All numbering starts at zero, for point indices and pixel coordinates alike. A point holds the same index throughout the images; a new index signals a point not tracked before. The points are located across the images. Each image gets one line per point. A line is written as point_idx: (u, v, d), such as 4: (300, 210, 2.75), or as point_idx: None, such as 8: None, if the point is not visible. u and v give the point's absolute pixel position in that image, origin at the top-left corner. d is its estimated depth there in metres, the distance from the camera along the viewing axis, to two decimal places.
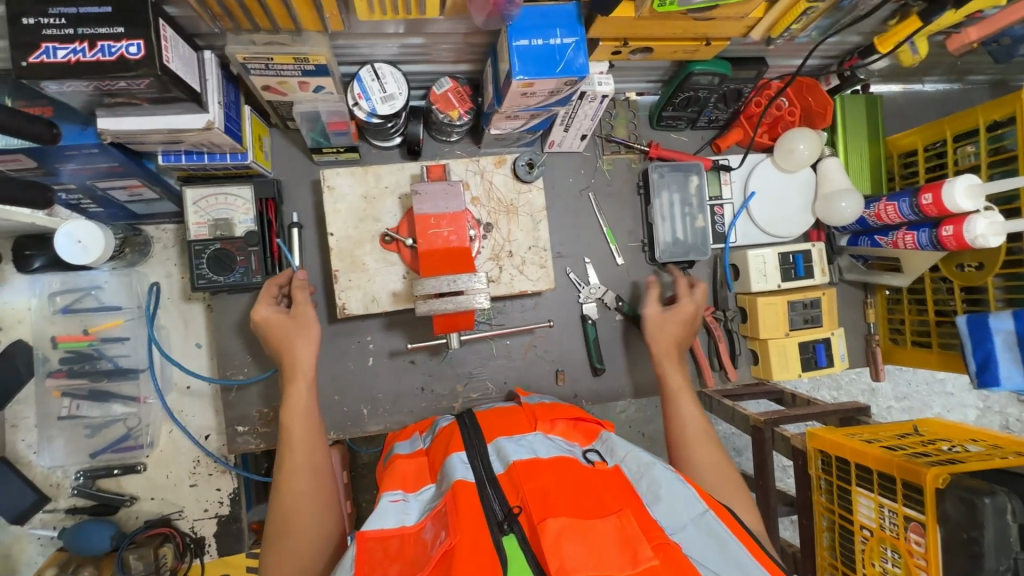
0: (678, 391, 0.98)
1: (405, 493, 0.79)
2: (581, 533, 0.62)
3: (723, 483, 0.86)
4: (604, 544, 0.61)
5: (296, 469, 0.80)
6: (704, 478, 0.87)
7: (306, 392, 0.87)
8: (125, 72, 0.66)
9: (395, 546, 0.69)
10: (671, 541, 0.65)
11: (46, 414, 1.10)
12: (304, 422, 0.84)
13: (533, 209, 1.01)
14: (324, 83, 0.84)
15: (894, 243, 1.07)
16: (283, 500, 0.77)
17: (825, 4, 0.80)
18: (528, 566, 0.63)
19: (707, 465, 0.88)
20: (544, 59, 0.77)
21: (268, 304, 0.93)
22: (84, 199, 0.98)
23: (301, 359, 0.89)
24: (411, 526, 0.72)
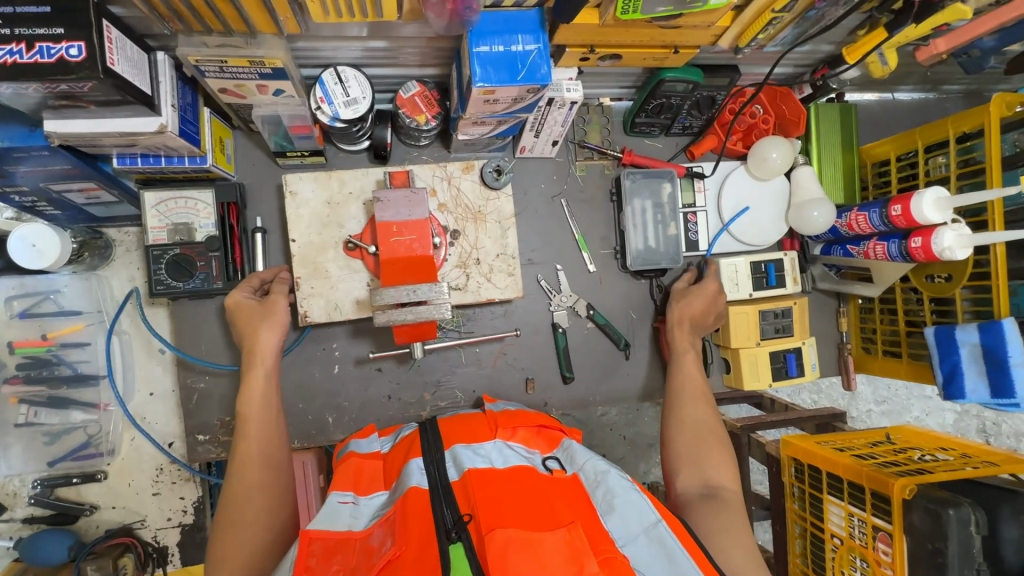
0: (686, 357, 1.01)
1: (354, 496, 0.79)
2: (528, 545, 0.62)
3: (708, 442, 0.87)
4: (550, 556, 0.61)
5: (248, 455, 0.76)
6: (688, 437, 0.88)
7: (264, 379, 0.83)
8: (65, 74, 0.64)
9: (338, 550, 0.67)
10: (619, 554, 0.65)
11: (1, 421, 1.05)
12: (260, 410, 0.80)
13: (502, 216, 1.00)
14: (284, 87, 0.82)
15: (864, 254, 1.07)
16: (232, 489, 0.73)
17: (791, 15, 0.78)
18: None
19: (697, 425, 0.89)
20: (506, 66, 0.75)
21: (242, 291, 0.91)
22: (39, 201, 0.94)
23: (263, 347, 0.85)
24: (358, 531, 0.71)
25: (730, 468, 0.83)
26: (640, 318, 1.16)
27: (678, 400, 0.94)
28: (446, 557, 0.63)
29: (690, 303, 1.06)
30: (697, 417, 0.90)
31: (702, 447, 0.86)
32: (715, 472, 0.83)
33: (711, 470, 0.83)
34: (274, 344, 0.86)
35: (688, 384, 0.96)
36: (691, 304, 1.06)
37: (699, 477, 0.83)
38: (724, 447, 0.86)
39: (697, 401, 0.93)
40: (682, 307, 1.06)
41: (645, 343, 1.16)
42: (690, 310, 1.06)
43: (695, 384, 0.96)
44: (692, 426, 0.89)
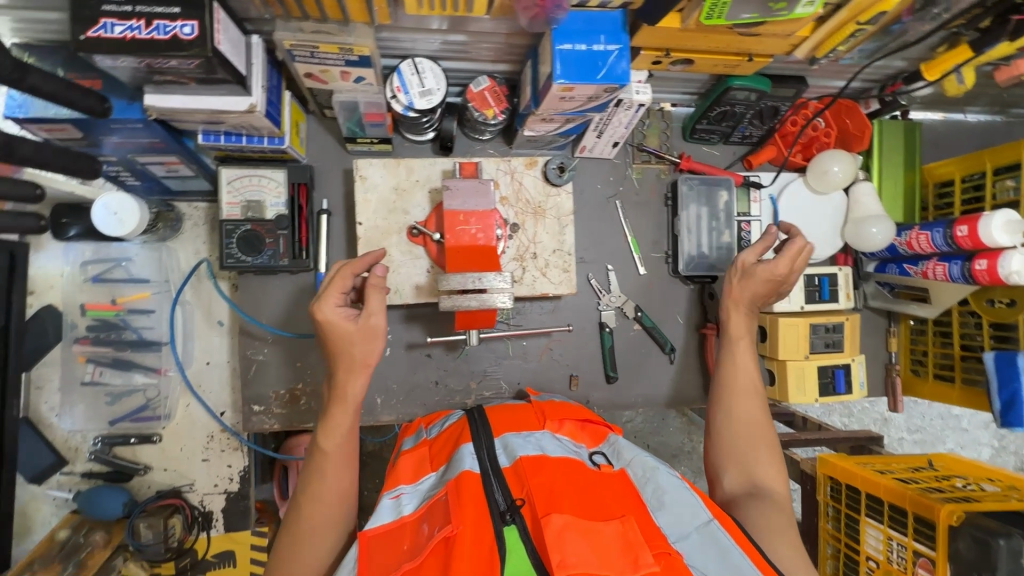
0: (742, 351, 0.93)
1: (404, 487, 0.78)
2: (584, 532, 0.63)
3: (760, 445, 0.85)
4: (606, 546, 0.62)
5: (320, 494, 0.74)
6: (737, 435, 0.86)
7: (348, 419, 0.76)
8: (177, 51, 0.68)
9: (394, 538, 0.69)
10: (673, 551, 0.65)
11: (69, 378, 1.13)
12: (340, 445, 0.76)
13: (561, 212, 1.01)
14: (366, 75, 0.85)
15: (923, 274, 1.05)
16: (301, 524, 0.73)
17: (875, 27, 0.77)
18: (528, 559, 0.64)
19: (747, 424, 0.87)
20: (586, 64, 0.77)
21: (333, 302, 0.77)
22: (122, 171, 0.99)
23: (352, 386, 0.77)
24: (410, 516, 0.72)
25: (778, 469, 0.83)
26: (687, 324, 1.17)
27: (728, 395, 0.90)
28: (501, 540, 0.64)
29: (754, 291, 0.93)
30: (748, 416, 0.87)
31: (753, 450, 0.84)
32: (761, 471, 0.83)
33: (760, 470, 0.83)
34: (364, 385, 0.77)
35: (740, 379, 0.91)
36: (755, 292, 0.93)
37: (745, 477, 0.83)
38: (772, 443, 0.85)
39: (749, 396, 0.89)
40: (739, 287, 0.94)
41: (690, 349, 1.17)
42: (753, 295, 0.93)
43: (750, 381, 0.90)
44: (739, 424, 0.87)
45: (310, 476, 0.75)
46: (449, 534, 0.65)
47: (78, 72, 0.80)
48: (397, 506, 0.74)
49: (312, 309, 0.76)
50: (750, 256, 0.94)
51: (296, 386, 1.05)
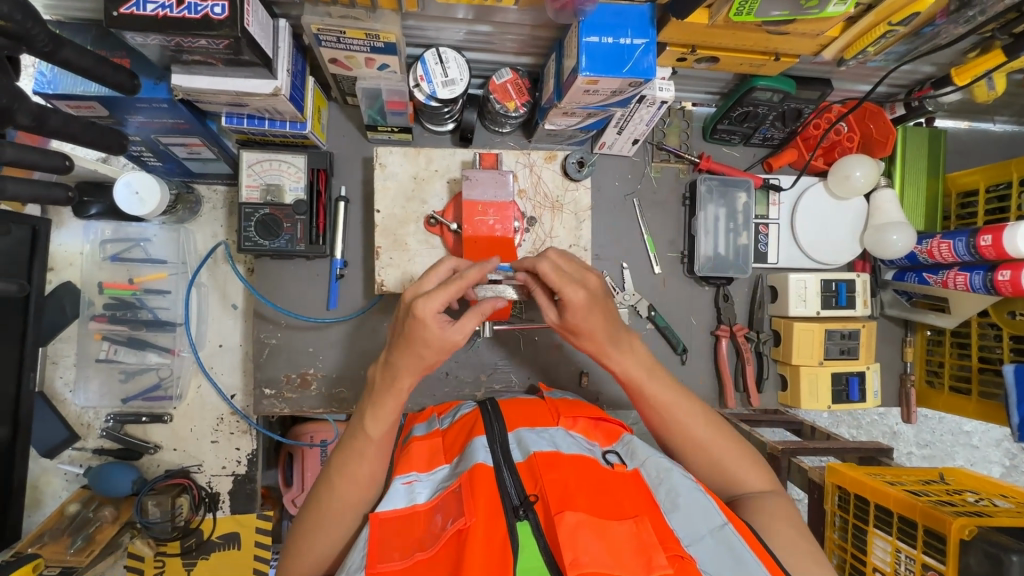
0: (649, 381, 0.81)
1: (419, 474, 0.78)
2: (597, 531, 0.62)
3: (727, 460, 0.81)
4: (619, 546, 0.62)
5: (353, 477, 0.76)
6: (700, 455, 0.82)
7: (397, 408, 0.74)
8: (208, 30, 0.68)
9: (406, 527, 0.70)
10: (686, 554, 0.64)
11: (84, 354, 1.14)
12: (385, 432, 0.75)
13: (578, 207, 1.01)
14: (390, 62, 0.85)
15: (943, 283, 1.04)
16: (333, 502, 0.76)
17: (907, 29, 0.76)
18: (539, 554, 0.64)
19: (698, 444, 0.81)
20: (612, 57, 0.77)
21: (441, 302, 0.67)
22: (145, 152, 1.00)
23: (402, 379, 0.72)
24: (423, 506, 0.73)
25: (756, 467, 0.81)
26: (700, 325, 1.16)
27: (669, 430, 0.82)
28: (513, 532, 0.65)
29: (592, 324, 0.77)
30: (696, 438, 0.81)
31: (723, 466, 0.81)
32: (747, 484, 0.81)
33: (740, 479, 0.81)
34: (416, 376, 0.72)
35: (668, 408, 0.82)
36: (583, 322, 0.77)
37: (728, 489, 0.82)
38: (735, 445, 0.82)
39: (689, 420, 0.81)
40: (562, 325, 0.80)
41: (703, 351, 1.16)
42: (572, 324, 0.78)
43: (679, 405, 0.82)
44: (704, 455, 0.81)
45: (347, 454, 0.76)
46: (462, 527, 0.65)
47: (108, 50, 0.81)
48: (410, 493, 0.75)
49: (417, 300, 0.66)
50: (539, 292, 0.81)
51: (308, 371, 1.06)
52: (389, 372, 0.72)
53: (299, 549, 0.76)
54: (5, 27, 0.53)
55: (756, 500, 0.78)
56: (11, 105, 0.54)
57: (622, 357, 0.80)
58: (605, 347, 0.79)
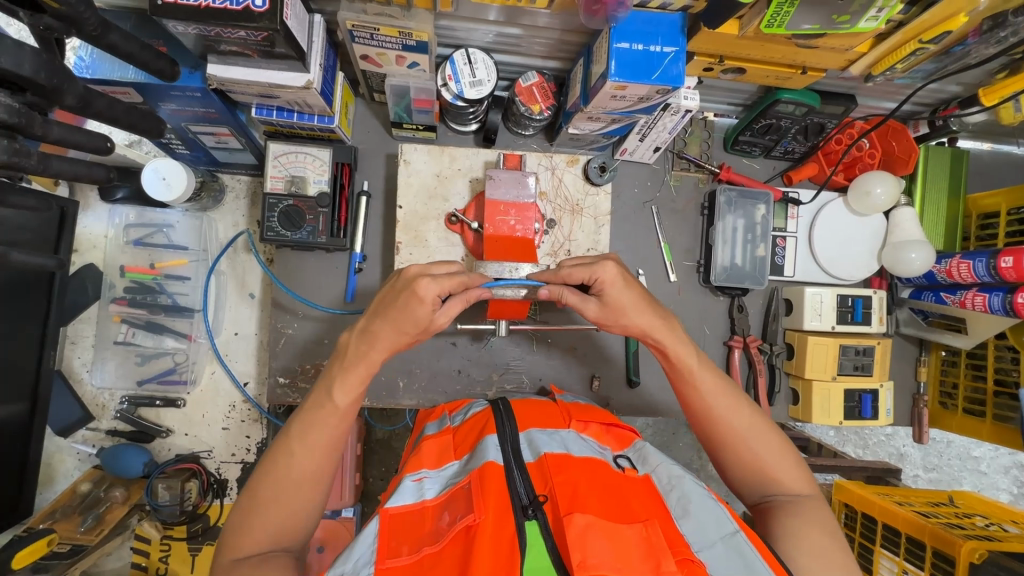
0: (699, 367, 0.83)
1: (428, 471, 0.79)
2: (607, 532, 0.62)
3: (767, 455, 0.80)
4: (628, 550, 0.61)
5: (312, 445, 0.75)
6: (739, 449, 0.81)
7: (364, 377, 0.76)
8: (248, 22, 0.70)
9: (414, 522, 0.70)
10: (696, 559, 0.64)
11: (103, 336, 1.16)
12: (348, 402, 0.76)
13: (598, 212, 1.02)
14: (420, 60, 0.87)
15: (961, 303, 1.03)
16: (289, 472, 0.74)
17: (937, 47, 0.77)
18: (546, 555, 0.63)
19: (739, 436, 0.81)
20: (641, 64, 0.77)
21: (440, 284, 0.71)
22: (174, 139, 1.02)
23: (372, 351, 0.75)
24: (432, 501, 0.73)
25: (795, 467, 0.81)
26: (714, 335, 1.16)
27: (710, 420, 0.83)
28: (522, 533, 0.64)
29: (632, 310, 0.80)
30: (736, 430, 0.82)
31: (762, 463, 0.80)
32: (784, 486, 0.80)
33: (778, 478, 0.80)
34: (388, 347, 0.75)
35: (711, 396, 0.83)
36: (623, 307, 0.80)
37: (765, 489, 0.80)
38: (776, 443, 0.82)
39: (730, 409, 0.82)
40: (603, 317, 0.81)
41: (715, 361, 1.16)
42: (612, 314, 0.81)
43: (721, 393, 0.83)
44: (743, 450, 0.81)
45: (308, 422, 0.76)
46: (471, 523, 0.65)
47: (147, 37, 0.82)
48: (420, 489, 0.75)
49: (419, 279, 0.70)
50: (570, 294, 0.78)
51: (322, 361, 1.06)
52: (365, 340, 0.76)
53: (244, 528, 0.71)
54: (59, 10, 0.54)
55: (793, 502, 0.78)
56: (61, 85, 0.55)
57: (671, 341, 0.83)
58: (653, 329, 0.82)
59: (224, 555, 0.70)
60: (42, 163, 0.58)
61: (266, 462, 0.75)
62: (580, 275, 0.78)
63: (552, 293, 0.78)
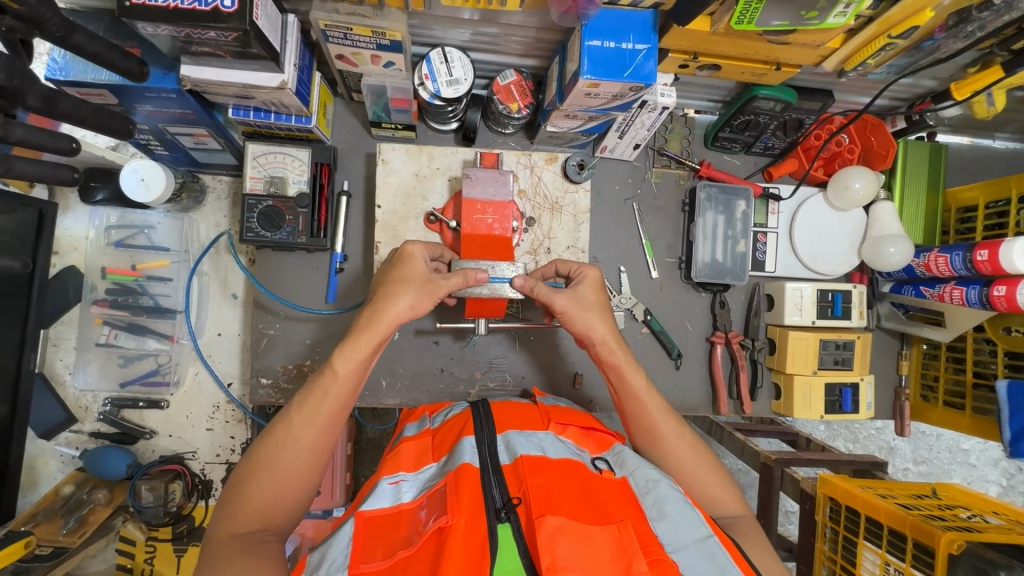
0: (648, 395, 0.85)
1: (406, 473, 0.79)
2: (577, 536, 0.62)
3: (706, 476, 0.84)
4: (600, 550, 0.62)
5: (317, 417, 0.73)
6: (682, 472, 0.84)
7: (364, 356, 0.74)
8: (217, 23, 0.70)
9: (390, 524, 0.70)
10: (669, 560, 0.64)
11: (85, 338, 1.16)
12: (346, 375, 0.73)
13: (577, 209, 1.02)
14: (395, 60, 0.87)
15: (939, 296, 1.04)
16: (288, 443, 0.72)
17: (907, 42, 0.77)
18: (519, 560, 0.63)
19: (679, 460, 0.84)
20: (614, 61, 0.78)
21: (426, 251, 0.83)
22: (152, 140, 1.01)
23: (376, 321, 0.75)
24: (408, 504, 0.73)
25: (732, 492, 0.84)
26: (696, 331, 1.17)
27: (655, 443, 0.85)
28: (493, 537, 0.64)
29: (584, 315, 0.83)
30: (676, 453, 0.84)
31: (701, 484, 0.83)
32: (723, 507, 0.83)
33: (716, 500, 0.83)
34: (390, 321, 0.75)
35: (657, 417, 0.85)
36: (589, 304, 0.85)
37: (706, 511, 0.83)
38: (714, 468, 0.85)
39: (674, 431, 0.84)
40: (569, 308, 0.83)
41: (696, 357, 1.16)
42: (577, 308, 0.84)
43: (667, 416, 0.85)
44: (685, 470, 0.84)
45: (311, 393, 0.73)
46: (443, 526, 0.65)
47: (119, 38, 0.82)
48: (396, 492, 0.75)
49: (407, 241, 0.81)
50: (542, 286, 0.82)
51: (305, 362, 1.06)
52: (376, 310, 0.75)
53: (238, 500, 0.69)
54: (19, 11, 0.54)
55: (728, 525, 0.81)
56: (23, 87, 0.55)
57: (625, 364, 0.85)
58: (610, 341, 0.84)
59: (219, 528, 0.68)
60: (5, 164, 0.57)
61: (265, 434, 0.73)
62: (570, 267, 0.90)
63: (527, 284, 0.82)
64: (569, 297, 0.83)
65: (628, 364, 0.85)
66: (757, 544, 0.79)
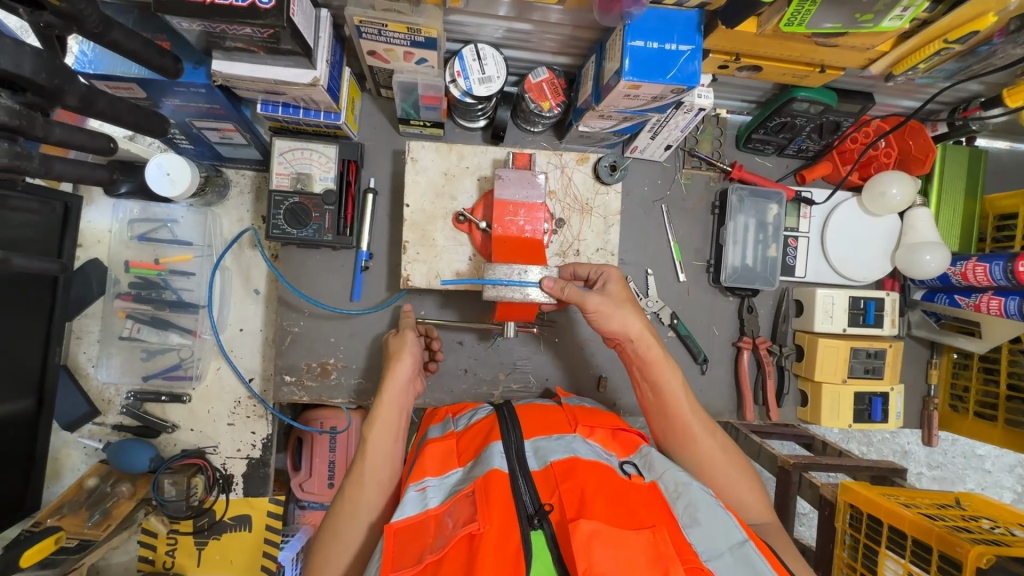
0: (682, 395, 0.84)
1: (431, 479, 0.78)
2: (612, 541, 0.61)
3: (739, 481, 0.82)
4: (634, 557, 0.61)
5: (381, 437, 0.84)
6: (715, 475, 0.82)
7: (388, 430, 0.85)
8: (253, 18, 0.68)
9: (422, 531, 0.69)
10: (704, 569, 0.63)
11: (108, 331, 1.16)
12: (380, 455, 0.83)
13: (608, 211, 1.00)
14: (428, 57, 0.84)
15: (975, 306, 1.01)
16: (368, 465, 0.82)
17: (963, 46, 0.74)
18: (552, 565, 0.63)
19: (712, 463, 0.82)
20: (656, 62, 0.75)
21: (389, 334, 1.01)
22: (178, 134, 1.00)
23: (390, 394, 0.87)
24: (437, 510, 0.72)
25: (761, 497, 0.83)
26: (722, 336, 1.15)
27: (686, 445, 0.84)
28: (528, 545, 0.63)
29: (618, 309, 0.82)
30: (712, 456, 0.82)
31: (735, 491, 0.82)
32: (756, 512, 0.81)
33: (748, 506, 0.81)
34: (405, 379, 0.89)
35: (691, 416, 0.84)
36: (622, 300, 0.83)
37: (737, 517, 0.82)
38: (746, 473, 0.83)
39: (707, 432, 0.83)
40: (602, 306, 0.82)
41: (722, 362, 1.15)
42: (612, 304, 0.83)
43: (700, 417, 0.84)
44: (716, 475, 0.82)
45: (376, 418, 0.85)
46: (474, 532, 0.64)
47: (149, 31, 0.80)
48: (423, 499, 0.74)
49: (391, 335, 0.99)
50: (573, 287, 0.81)
51: (328, 360, 1.06)
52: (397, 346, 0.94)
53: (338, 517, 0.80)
54: (60, 7, 0.52)
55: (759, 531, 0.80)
56: (63, 86, 0.53)
57: (660, 360, 0.84)
58: (645, 337, 0.83)
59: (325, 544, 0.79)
60: (45, 165, 0.56)
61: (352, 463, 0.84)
62: (589, 270, 0.88)
63: (557, 286, 0.81)
64: (601, 295, 0.82)
65: (662, 361, 0.84)
66: (785, 552, 0.78)
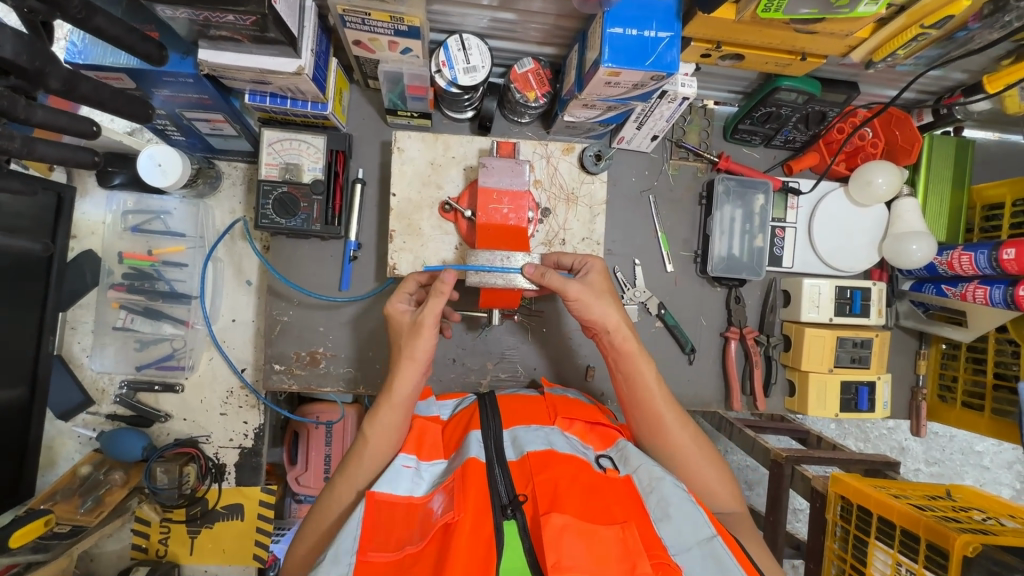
0: (656, 386, 0.84)
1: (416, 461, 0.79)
2: (583, 535, 0.61)
3: (708, 472, 0.83)
4: (604, 551, 0.61)
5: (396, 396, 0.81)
6: (687, 466, 0.83)
7: (397, 416, 0.81)
8: (236, 6, 0.69)
9: (401, 517, 0.70)
10: (673, 564, 0.63)
11: (102, 322, 1.17)
12: (384, 436, 0.81)
13: (593, 201, 1.01)
14: (412, 46, 0.86)
15: (962, 295, 1.01)
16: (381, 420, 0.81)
17: (940, 31, 0.75)
18: (523, 556, 0.64)
19: (684, 455, 0.83)
20: (635, 49, 0.76)
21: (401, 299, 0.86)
22: (169, 125, 1.01)
23: (410, 359, 0.80)
24: (419, 497, 0.72)
25: (731, 489, 0.84)
26: (710, 326, 1.15)
27: (657, 436, 0.84)
28: (500, 533, 0.64)
29: (596, 300, 0.82)
30: (685, 449, 0.83)
31: (704, 481, 0.83)
32: (723, 501, 0.83)
33: (716, 495, 0.83)
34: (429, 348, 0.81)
35: (663, 408, 0.84)
36: (600, 291, 0.83)
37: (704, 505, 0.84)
38: (718, 465, 0.85)
39: (678, 423, 0.84)
40: (580, 296, 0.82)
41: (710, 352, 1.15)
42: (591, 293, 0.83)
43: (673, 409, 0.85)
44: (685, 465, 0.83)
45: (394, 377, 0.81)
46: (449, 521, 0.64)
47: (138, 22, 0.82)
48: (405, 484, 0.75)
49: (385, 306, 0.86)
50: (553, 274, 0.81)
51: (317, 349, 1.07)
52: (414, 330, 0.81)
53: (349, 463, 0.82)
54: None
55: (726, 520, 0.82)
56: (45, 68, 0.54)
57: (637, 352, 0.84)
58: (622, 329, 0.83)
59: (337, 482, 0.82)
60: (28, 147, 0.57)
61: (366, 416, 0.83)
62: (571, 260, 0.89)
63: (537, 272, 0.82)
64: (580, 284, 0.82)
65: (638, 353, 0.84)
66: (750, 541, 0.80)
